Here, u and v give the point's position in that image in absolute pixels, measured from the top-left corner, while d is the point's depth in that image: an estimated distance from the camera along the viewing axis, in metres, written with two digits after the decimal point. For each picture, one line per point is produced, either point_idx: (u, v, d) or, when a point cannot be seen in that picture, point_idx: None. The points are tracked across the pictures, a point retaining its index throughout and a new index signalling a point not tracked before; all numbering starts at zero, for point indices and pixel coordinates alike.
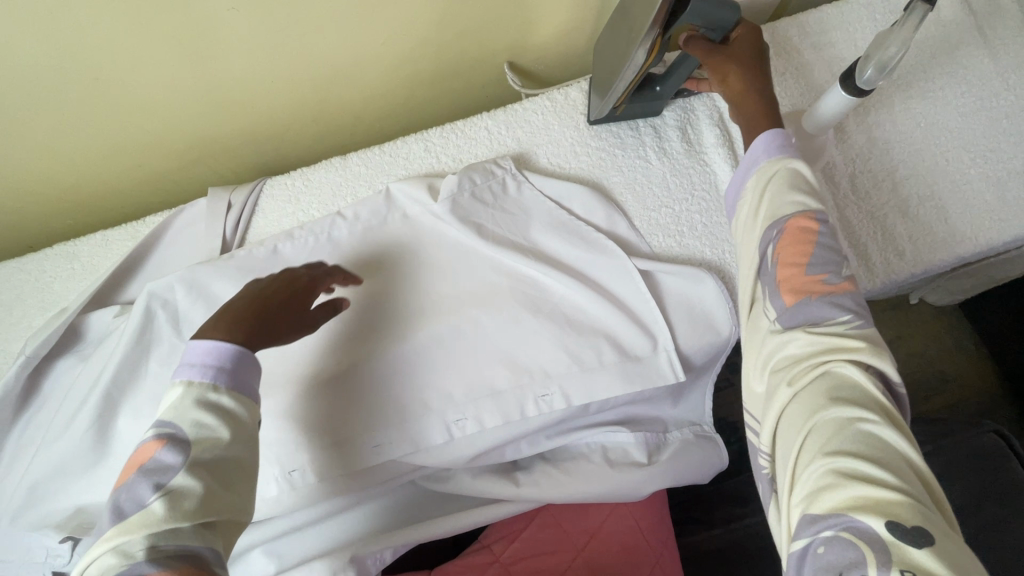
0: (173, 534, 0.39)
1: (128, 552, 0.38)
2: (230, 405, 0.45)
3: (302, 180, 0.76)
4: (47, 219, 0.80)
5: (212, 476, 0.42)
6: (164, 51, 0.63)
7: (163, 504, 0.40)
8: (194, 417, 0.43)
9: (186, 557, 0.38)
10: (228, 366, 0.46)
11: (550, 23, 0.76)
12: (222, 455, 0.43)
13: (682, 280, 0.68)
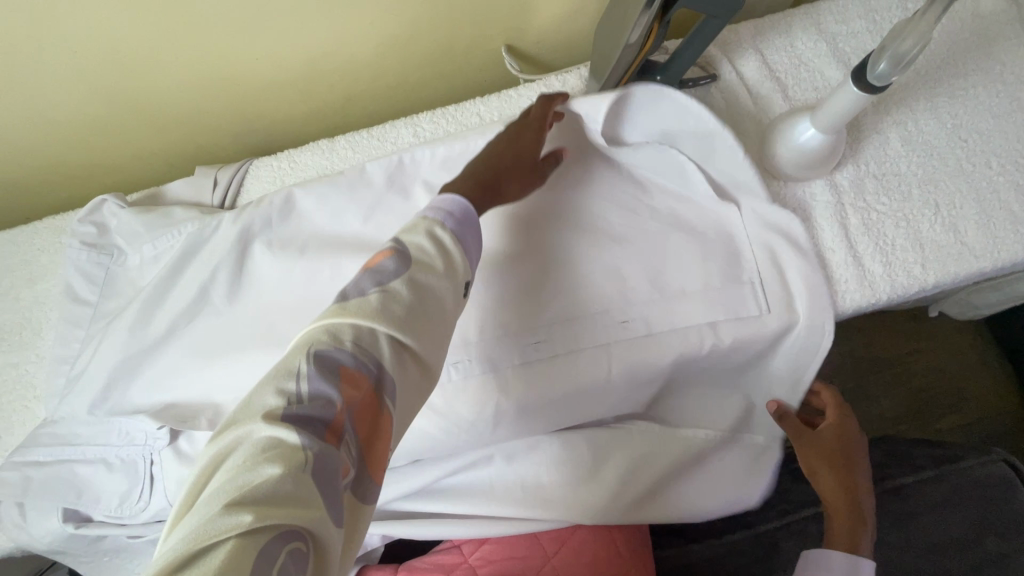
0: (376, 347, 0.37)
1: (336, 336, 0.36)
2: (450, 245, 0.43)
3: (289, 161, 0.74)
4: (39, 191, 0.81)
5: (416, 297, 0.39)
6: (141, 23, 0.60)
7: (378, 299, 0.38)
8: (420, 242, 0.42)
9: (377, 372, 0.36)
10: (456, 213, 0.45)
11: (551, 5, 0.73)
12: (432, 284, 0.41)
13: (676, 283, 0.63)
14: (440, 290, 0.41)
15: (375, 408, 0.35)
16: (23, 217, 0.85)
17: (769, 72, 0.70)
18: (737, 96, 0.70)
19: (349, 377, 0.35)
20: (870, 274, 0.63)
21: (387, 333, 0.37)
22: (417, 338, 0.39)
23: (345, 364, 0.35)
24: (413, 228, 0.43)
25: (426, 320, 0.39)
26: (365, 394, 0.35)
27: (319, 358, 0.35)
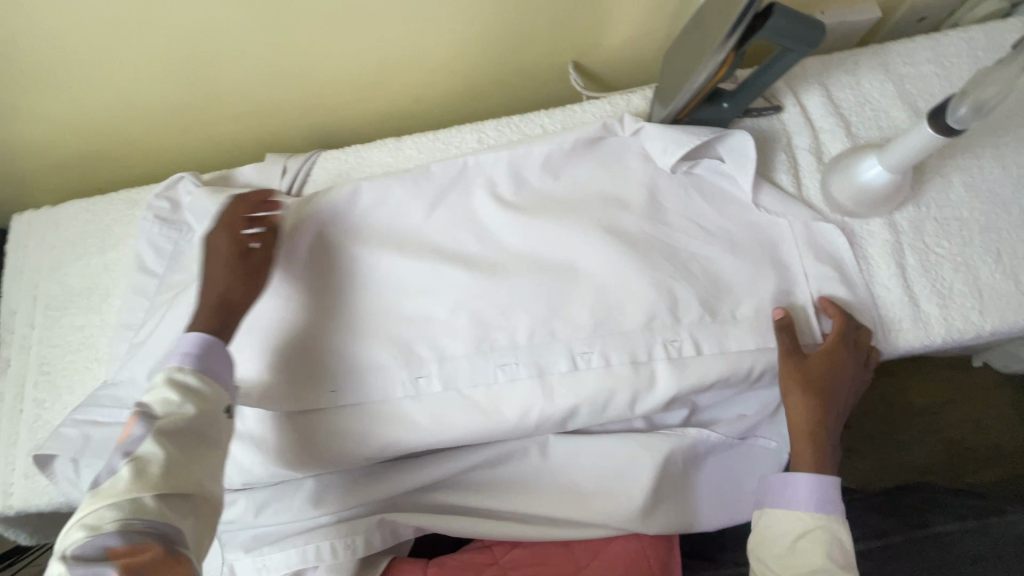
0: (143, 512, 0.44)
1: (88, 523, 0.43)
2: (192, 383, 0.53)
3: (355, 157, 0.76)
4: (116, 165, 0.85)
5: (175, 444, 0.48)
6: (237, 11, 0.64)
7: (130, 472, 0.46)
8: (163, 396, 0.51)
9: (146, 533, 0.43)
10: (196, 351, 0.55)
11: (621, 26, 0.75)
12: (188, 425, 0.50)
13: (729, 307, 0.63)
14: (196, 428, 0.50)
15: (163, 560, 0.43)
16: (96, 189, 0.89)
17: (833, 108, 0.71)
18: (800, 130, 0.71)
19: (118, 553, 0.42)
20: (923, 316, 0.63)
21: (151, 494, 0.45)
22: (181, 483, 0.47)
23: (113, 545, 0.42)
24: (157, 389, 0.51)
25: (195, 449, 0.49)
26: (146, 556, 0.42)
27: (73, 555, 0.41)
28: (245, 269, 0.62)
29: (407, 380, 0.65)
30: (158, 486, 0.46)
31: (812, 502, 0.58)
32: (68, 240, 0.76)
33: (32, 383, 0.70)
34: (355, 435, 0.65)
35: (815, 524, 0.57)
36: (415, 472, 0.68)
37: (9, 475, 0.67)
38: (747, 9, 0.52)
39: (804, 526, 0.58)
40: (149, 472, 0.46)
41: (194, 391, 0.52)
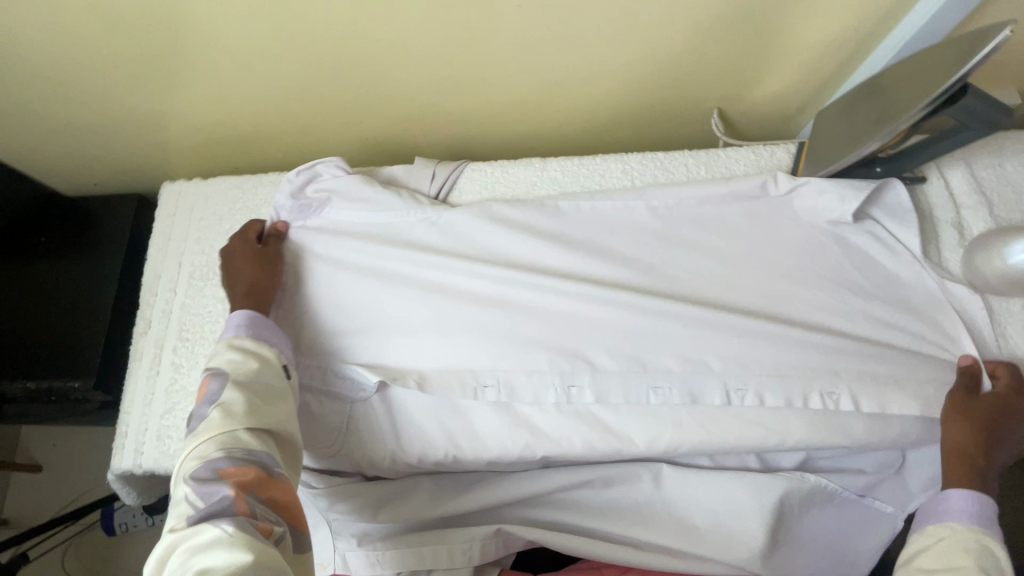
0: (246, 446, 0.53)
1: (199, 455, 0.52)
2: (251, 347, 0.62)
3: (502, 172, 0.80)
4: (261, 149, 0.88)
5: (249, 394, 0.57)
6: (431, 26, 0.68)
7: (219, 414, 0.55)
8: (229, 357, 0.60)
9: (253, 461, 0.51)
10: (245, 321, 0.64)
11: (773, 82, 0.78)
12: (253, 377, 0.59)
13: (865, 364, 0.67)
14: (261, 379, 0.59)
15: (265, 484, 0.51)
16: (234, 169, 0.93)
17: (977, 186, 0.73)
18: (942, 202, 0.73)
19: (231, 474, 0.50)
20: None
21: (244, 429, 0.53)
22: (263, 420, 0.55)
23: (222, 469, 0.50)
24: (220, 353, 0.61)
25: (265, 402, 0.57)
26: (253, 478, 0.50)
27: (195, 479, 0.50)
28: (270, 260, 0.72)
29: (559, 387, 0.68)
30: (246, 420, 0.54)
31: (966, 517, 0.57)
32: (216, 214, 0.79)
33: (172, 347, 0.72)
34: (494, 439, 0.67)
35: (966, 533, 0.56)
36: (530, 484, 0.70)
37: (142, 433, 0.69)
38: (937, 92, 0.56)
39: (954, 534, 0.56)
40: (235, 411, 0.55)
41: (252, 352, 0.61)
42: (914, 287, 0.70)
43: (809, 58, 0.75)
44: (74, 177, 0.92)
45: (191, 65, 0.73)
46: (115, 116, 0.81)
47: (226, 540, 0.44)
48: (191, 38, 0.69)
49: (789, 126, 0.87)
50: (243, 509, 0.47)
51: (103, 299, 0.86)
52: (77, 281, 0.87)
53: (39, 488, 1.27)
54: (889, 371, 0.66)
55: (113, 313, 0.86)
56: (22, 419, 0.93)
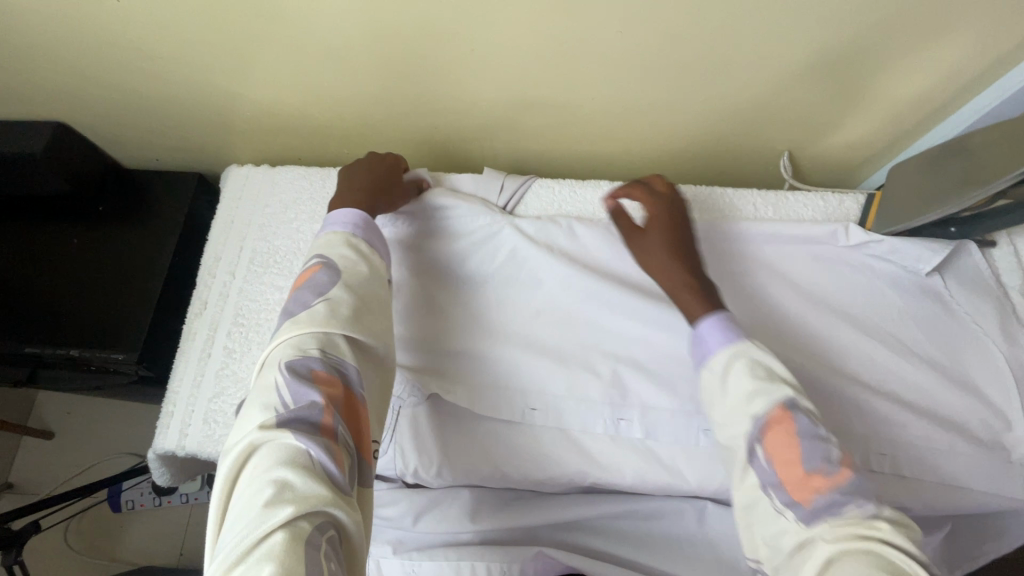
0: (340, 354, 0.50)
1: (297, 346, 0.49)
2: (365, 249, 0.59)
3: (568, 190, 0.80)
4: (327, 142, 0.89)
5: (356, 299, 0.54)
6: (522, 43, 0.68)
7: (325, 307, 0.52)
8: (341, 251, 0.58)
9: (342, 376, 0.49)
10: (361, 222, 0.61)
11: (847, 131, 0.79)
12: (361, 282, 0.56)
13: (919, 424, 0.66)
14: (369, 284, 0.57)
15: (350, 402, 0.48)
16: (296, 158, 0.94)
17: None
18: (1012, 268, 0.72)
19: (321, 379, 0.48)
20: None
21: (342, 334, 0.51)
22: (364, 332, 0.53)
23: (316, 370, 0.48)
24: (333, 245, 0.58)
25: (370, 314, 0.55)
26: (341, 394, 0.48)
27: (289, 368, 0.47)
28: (394, 175, 0.71)
29: (609, 418, 0.67)
30: (349, 326, 0.52)
31: (722, 343, 0.55)
32: (281, 202, 0.79)
33: (225, 331, 0.72)
34: (542, 457, 0.67)
35: (730, 355, 0.54)
36: (571, 508, 0.69)
37: (188, 416, 0.68)
38: None
39: (731, 358, 0.54)
40: (342, 313, 0.52)
41: (365, 256, 0.59)
42: (980, 355, 0.69)
43: (890, 112, 0.75)
44: (138, 151, 0.93)
45: (277, 55, 0.73)
46: (190, 96, 0.81)
47: (307, 465, 0.42)
48: (282, 28, 0.69)
49: (855, 177, 0.87)
50: (327, 425, 0.45)
51: (154, 275, 0.86)
52: (131, 253, 0.88)
53: (46, 457, 1.26)
54: (942, 428, 0.66)
55: (162, 290, 0.86)
56: (53, 386, 0.92)
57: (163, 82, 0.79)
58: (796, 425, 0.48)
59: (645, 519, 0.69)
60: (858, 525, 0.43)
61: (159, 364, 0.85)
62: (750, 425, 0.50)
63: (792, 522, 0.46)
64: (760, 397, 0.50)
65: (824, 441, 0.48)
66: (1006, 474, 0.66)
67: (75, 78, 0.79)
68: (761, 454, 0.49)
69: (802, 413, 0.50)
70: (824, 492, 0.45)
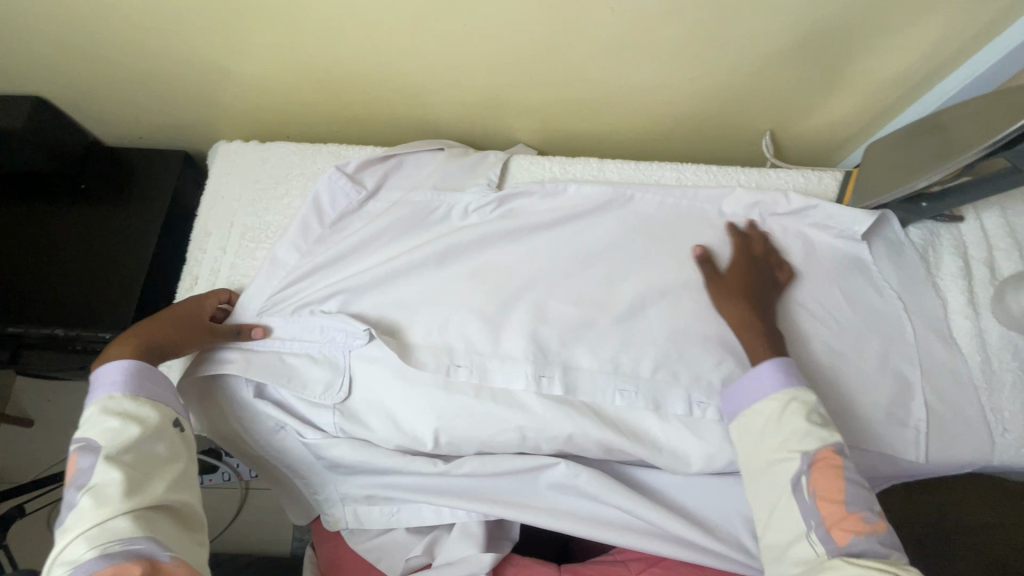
0: (120, 537, 0.50)
1: (69, 559, 0.49)
2: (134, 410, 0.58)
3: (560, 167, 0.81)
4: (316, 120, 0.89)
5: (129, 465, 0.54)
6: (509, 21, 0.69)
7: (89, 500, 0.51)
8: (101, 428, 0.56)
9: (131, 556, 0.49)
10: (132, 377, 0.60)
11: (825, 112, 0.82)
12: (132, 447, 0.55)
13: (876, 381, 0.70)
14: (142, 443, 0.56)
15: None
16: (286, 138, 0.93)
17: (1010, 230, 0.76)
18: (976, 240, 0.76)
19: (106, 574, 0.48)
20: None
21: (121, 514, 0.51)
22: (145, 496, 0.53)
23: (95, 573, 0.48)
24: (94, 419, 0.57)
25: (149, 476, 0.54)
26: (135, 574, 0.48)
27: None
28: (185, 326, 0.67)
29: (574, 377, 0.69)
30: (124, 501, 0.51)
31: (777, 384, 0.62)
32: (271, 178, 0.79)
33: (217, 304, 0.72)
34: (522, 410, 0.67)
35: (788, 396, 0.61)
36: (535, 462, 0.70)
37: None
38: (1005, 135, 0.60)
39: (780, 403, 0.61)
40: (110, 493, 0.51)
41: (134, 415, 0.57)
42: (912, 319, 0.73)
43: (867, 93, 0.78)
44: (120, 128, 0.91)
45: (262, 30, 0.73)
46: (177, 71, 0.80)
47: None
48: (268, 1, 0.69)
49: (832, 156, 0.90)
50: None
51: (141, 254, 0.85)
52: (117, 232, 0.87)
53: (26, 442, 1.23)
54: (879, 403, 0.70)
55: (150, 268, 0.85)
56: (34, 369, 0.90)
57: (147, 59, 0.78)
58: (844, 470, 0.56)
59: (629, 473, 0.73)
60: (886, 562, 0.51)
61: None
62: (798, 460, 0.57)
63: (824, 551, 0.53)
64: (811, 437, 0.58)
65: (863, 490, 0.56)
66: (966, 426, 0.70)
67: (57, 49, 0.77)
68: (807, 488, 0.56)
69: (847, 460, 0.57)
70: (860, 534, 0.53)
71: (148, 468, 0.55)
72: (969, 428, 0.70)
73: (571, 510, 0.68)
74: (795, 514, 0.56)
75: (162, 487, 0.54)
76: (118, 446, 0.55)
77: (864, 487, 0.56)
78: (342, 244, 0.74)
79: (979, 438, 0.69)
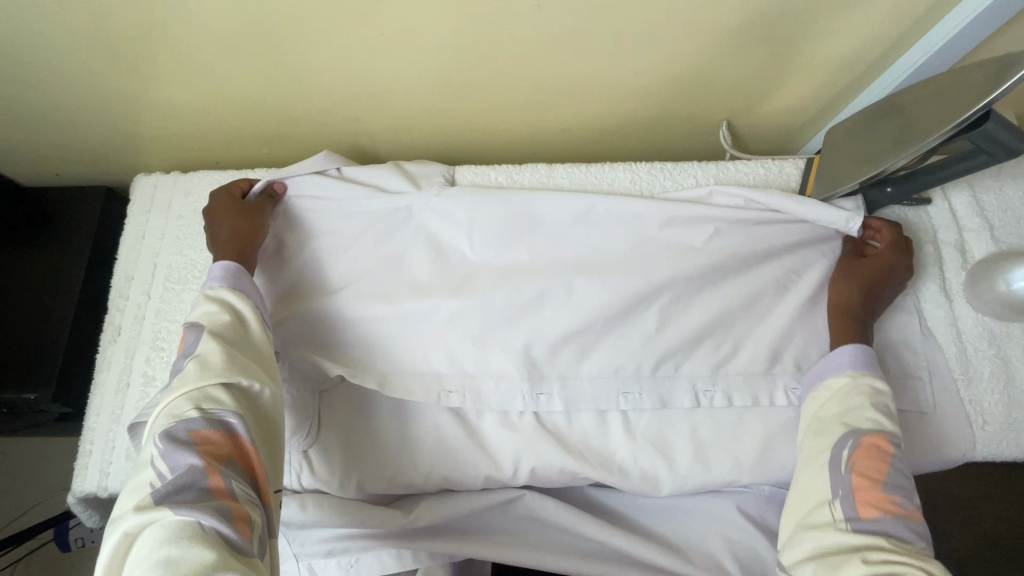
0: (220, 405, 0.50)
1: (171, 412, 0.50)
2: (233, 301, 0.58)
3: (506, 176, 0.76)
4: (243, 142, 0.82)
5: (229, 344, 0.54)
6: (433, 22, 0.63)
7: (196, 365, 0.52)
8: (207, 308, 0.56)
9: (223, 427, 0.49)
10: (228, 274, 0.60)
11: (781, 98, 0.77)
12: (228, 329, 0.55)
13: None
14: (239, 329, 0.56)
15: (241, 455, 0.49)
16: (214, 163, 0.87)
17: (979, 210, 0.73)
18: (946, 223, 0.72)
19: (201, 438, 0.48)
20: (1020, 424, 0.66)
21: (220, 385, 0.51)
22: (243, 374, 0.53)
23: (197, 430, 0.48)
24: (196, 303, 0.58)
25: (247, 357, 0.54)
26: (226, 448, 0.48)
27: (167, 437, 0.48)
28: (248, 215, 0.67)
29: (528, 395, 0.64)
30: (224, 373, 0.52)
31: (852, 365, 0.60)
32: (196, 212, 0.73)
33: (144, 356, 0.67)
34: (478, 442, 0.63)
35: (859, 377, 0.58)
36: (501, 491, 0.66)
37: (109, 452, 0.65)
38: (970, 113, 0.56)
39: (850, 383, 0.58)
40: (213, 362, 0.52)
41: (228, 306, 0.57)
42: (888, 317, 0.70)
43: (824, 75, 0.74)
44: (31, 166, 0.84)
45: (164, 50, 0.66)
46: (81, 101, 0.73)
47: (198, 534, 0.43)
48: (166, 23, 0.63)
49: (793, 143, 0.86)
50: (217, 487, 0.46)
51: (63, 303, 0.79)
52: (36, 282, 0.80)
53: None
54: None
55: (75, 317, 0.79)
56: None
57: (46, 91, 0.72)
58: (892, 456, 0.53)
59: (601, 497, 0.69)
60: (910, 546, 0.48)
61: (80, 398, 0.79)
62: (843, 436, 0.55)
63: (842, 520, 0.51)
64: (861, 416, 0.55)
65: (909, 482, 0.52)
66: (951, 426, 0.66)
67: None
68: (846, 462, 0.54)
69: (899, 447, 0.54)
70: (891, 517, 0.50)
71: (244, 351, 0.55)
72: (951, 429, 0.66)
73: (542, 542, 0.63)
74: (824, 483, 0.54)
75: (257, 371, 0.54)
76: (220, 327, 0.55)
77: (910, 479, 0.53)
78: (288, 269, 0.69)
79: (962, 430, 0.66)
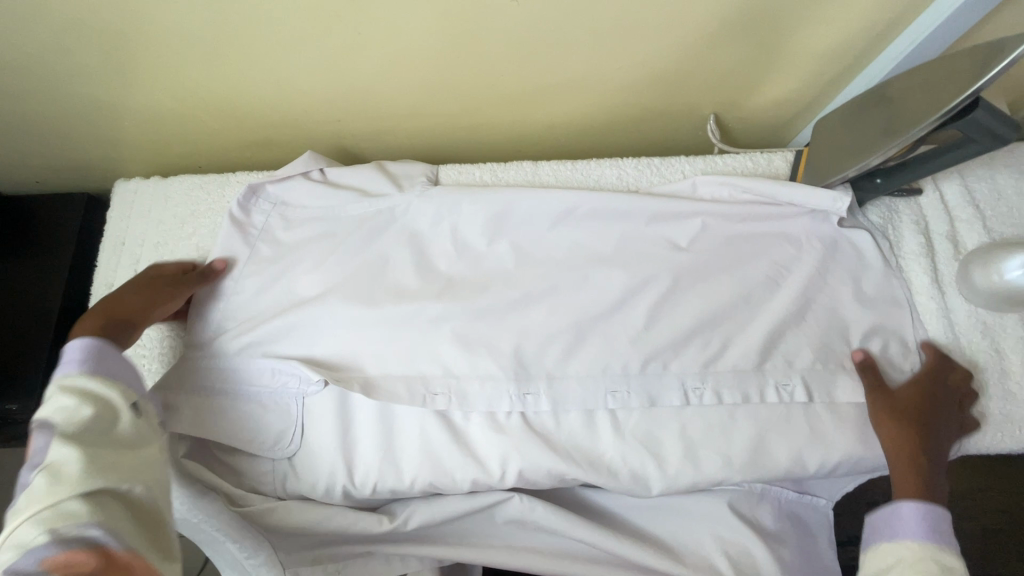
0: (78, 519, 0.43)
1: (13, 545, 0.42)
2: (95, 390, 0.51)
3: (491, 174, 0.75)
4: (224, 145, 0.81)
5: (88, 445, 0.47)
6: (409, 19, 0.62)
7: (42, 480, 0.45)
8: (58, 408, 0.49)
9: (86, 543, 0.42)
10: (90, 355, 0.53)
11: (769, 90, 0.76)
12: (88, 427, 0.48)
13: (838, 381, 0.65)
14: (104, 424, 0.49)
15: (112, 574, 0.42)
16: (198, 167, 0.86)
17: (971, 202, 0.72)
18: (937, 215, 0.72)
19: (57, 564, 0.41)
20: (1014, 416, 0.65)
21: (80, 494, 0.44)
22: (107, 478, 0.46)
23: (47, 557, 0.41)
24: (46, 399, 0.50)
25: (116, 456, 0.48)
26: (93, 567, 0.42)
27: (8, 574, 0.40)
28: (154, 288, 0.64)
29: (515, 396, 0.63)
30: (84, 483, 0.45)
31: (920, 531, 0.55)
32: (178, 216, 0.72)
33: None
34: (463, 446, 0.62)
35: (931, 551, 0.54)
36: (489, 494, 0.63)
37: None
38: (958, 102, 0.54)
39: (920, 556, 0.54)
40: (67, 473, 0.45)
41: (94, 395, 0.51)
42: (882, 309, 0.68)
43: (811, 66, 0.73)
44: (12, 173, 0.83)
45: (138, 52, 0.65)
46: (55, 107, 0.72)
47: None
48: (137, 26, 0.61)
49: (783, 135, 0.85)
50: None
51: (46, 309, 0.78)
52: (19, 290, 0.79)
53: None
54: (861, 390, 0.64)
55: (58, 325, 0.78)
56: None
57: (21, 97, 0.70)
58: None
59: (591, 497, 0.68)
60: None
61: None
62: None
63: None
64: None
65: None
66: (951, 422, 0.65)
67: None
68: None
69: None
70: None
71: (112, 448, 0.48)
72: None
73: (531, 546, 0.63)
74: None
75: (127, 469, 0.48)
76: (78, 427, 0.48)
77: None
78: (267, 273, 0.68)
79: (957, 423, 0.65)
